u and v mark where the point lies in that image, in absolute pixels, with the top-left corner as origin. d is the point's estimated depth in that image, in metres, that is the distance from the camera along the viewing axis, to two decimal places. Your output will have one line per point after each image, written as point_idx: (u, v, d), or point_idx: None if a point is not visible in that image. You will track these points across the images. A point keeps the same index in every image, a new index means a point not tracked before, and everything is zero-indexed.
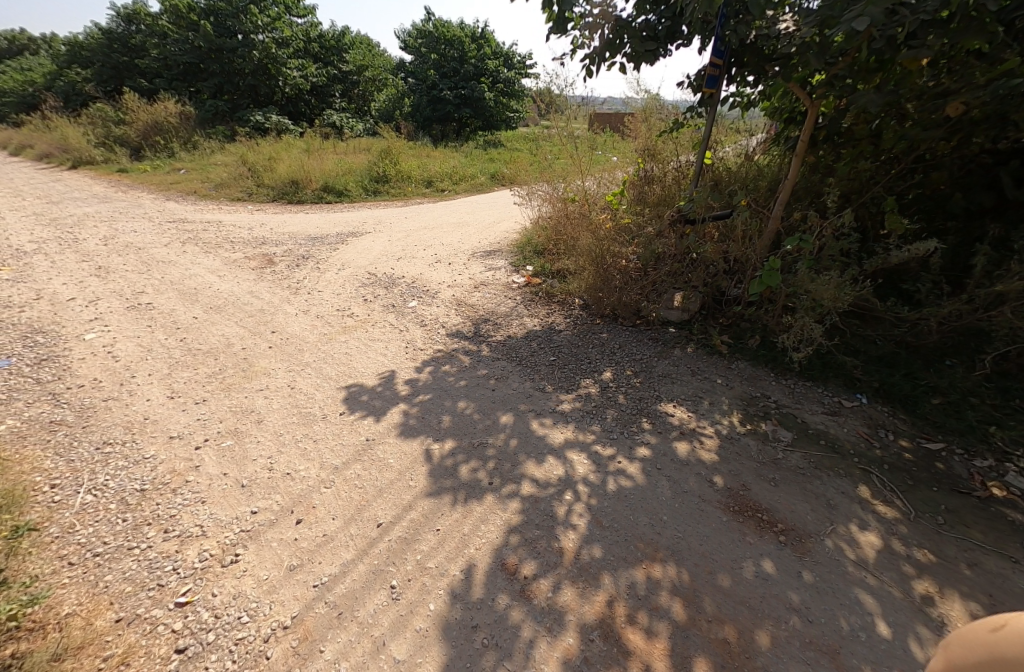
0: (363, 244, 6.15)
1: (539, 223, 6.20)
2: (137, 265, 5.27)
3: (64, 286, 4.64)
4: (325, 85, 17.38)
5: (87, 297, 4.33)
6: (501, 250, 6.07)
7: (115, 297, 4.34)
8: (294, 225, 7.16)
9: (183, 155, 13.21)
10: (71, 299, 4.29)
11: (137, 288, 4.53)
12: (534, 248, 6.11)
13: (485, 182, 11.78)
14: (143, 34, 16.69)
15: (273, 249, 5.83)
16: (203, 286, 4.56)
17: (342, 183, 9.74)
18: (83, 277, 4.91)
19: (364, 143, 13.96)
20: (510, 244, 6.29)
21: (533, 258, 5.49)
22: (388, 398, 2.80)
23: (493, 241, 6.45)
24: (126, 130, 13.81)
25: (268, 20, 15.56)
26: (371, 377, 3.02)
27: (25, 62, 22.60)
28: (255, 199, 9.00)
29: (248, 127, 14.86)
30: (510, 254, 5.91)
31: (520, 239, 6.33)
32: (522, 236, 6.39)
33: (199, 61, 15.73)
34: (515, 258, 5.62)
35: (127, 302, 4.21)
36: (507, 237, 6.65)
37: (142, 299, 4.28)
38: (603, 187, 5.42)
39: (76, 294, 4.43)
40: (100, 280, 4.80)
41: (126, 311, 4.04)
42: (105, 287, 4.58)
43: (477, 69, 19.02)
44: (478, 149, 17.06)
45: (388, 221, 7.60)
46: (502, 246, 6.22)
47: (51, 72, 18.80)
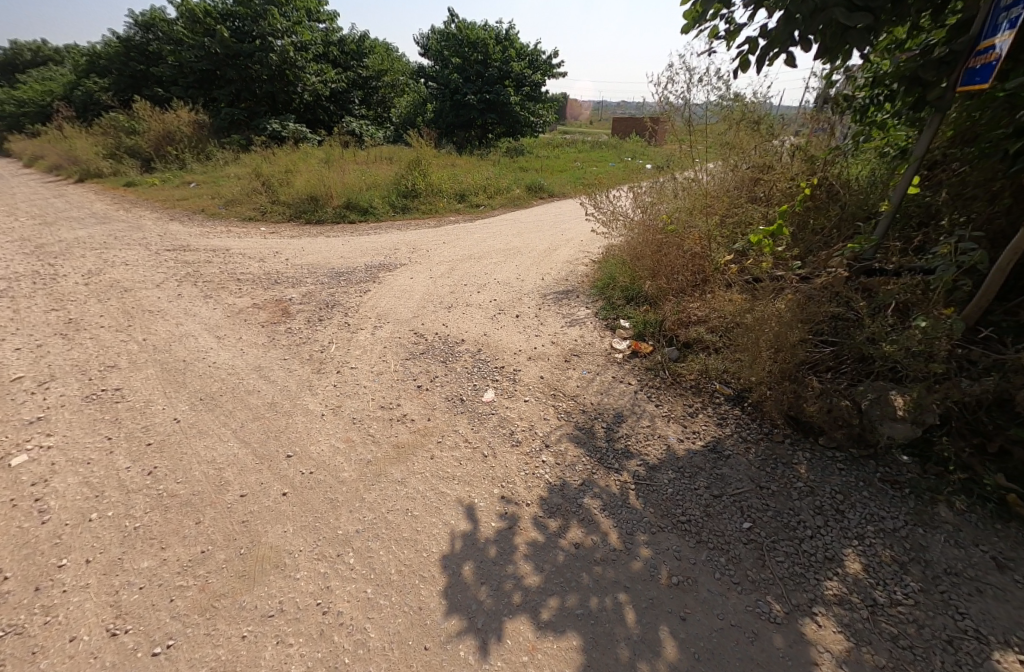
0: (399, 282, 4.91)
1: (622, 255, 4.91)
2: (116, 316, 4.07)
3: (13, 353, 3.44)
4: (344, 90, 16.38)
5: (37, 375, 3.13)
6: (575, 292, 4.77)
7: (75, 373, 3.13)
8: (314, 253, 5.96)
9: (195, 167, 12.24)
10: (15, 378, 3.08)
11: (106, 359, 3.31)
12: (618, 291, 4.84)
13: (522, 195, 10.50)
14: (160, 42, 15.87)
15: (289, 290, 4.62)
16: (196, 356, 3.33)
17: (367, 199, 8.54)
18: (44, 336, 3.71)
19: (387, 152, 12.83)
20: (585, 282, 5.02)
21: (624, 307, 4.20)
22: (517, 636, 1.57)
23: (562, 278, 5.17)
24: (135, 139, 12.87)
25: (287, 23, 14.52)
26: (475, 568, 1.78)
27: (42, 72, 22.16)
28: (270, 220, 7.84)
29: (264, 137, 13.89)
30: (588, 296, 4.65)
31: (596, 276, 5.03)
32: (598, 272, 5.12)
33: (216, 67, 14.82)
34: (602, 307, 4.32)
35: (87, 385, 2.98)
36: (577, 273, 5.36)
37: (111, 379, 3.06)
38: (721, 215, 4.12)
39: (26, 367, 3.23)
40: (61, 343, 3.58)
41: (84, 402, 2.81)
42: (64, 356, 3.37)
43: (502, 72, 17.69)
44: (506, 157, 15.83)
45: (425, 247, 6.39)
46: (575, 286, 4.94)
47: (69, 82, 18.15)
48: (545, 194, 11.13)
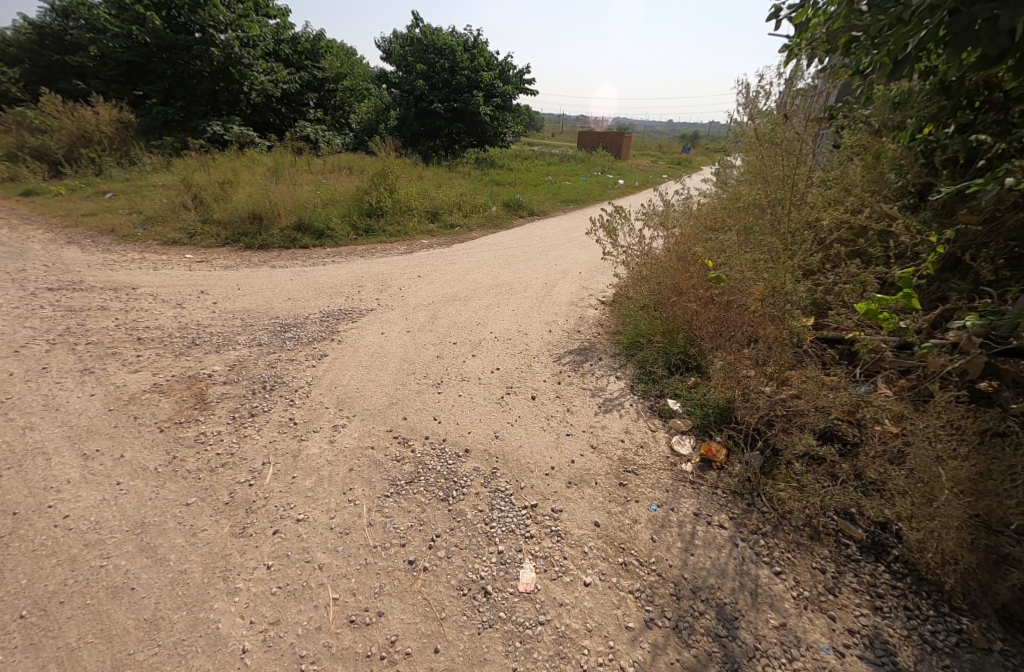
0: (364, 340, 3.74)
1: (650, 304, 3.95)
2: None
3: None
4: (297, 92, 14.90)
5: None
6: (594, 348, 3.71)
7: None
8: (253, 294, 4.67)
9: (115, 173, 10.48)
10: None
11: None
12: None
13: (501, 215, 9.44)
14: (80, 29, 13.79)
15: (203, 358, 3.35)
16: (40, 510, 2.09)
17: (323, 219, 7.24)
18: None
19: (345, 162, 11.46)
20: (603, 333, 4.00)
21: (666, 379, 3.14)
22: None
23: (572, 330, 4.15)
24: (42, 137, 10.91)
25: (233, 16, 12.83)
26: None
27: None
28: (199, 244, 6.40)
29: (202, 140, 12.25)
30: (611, 354, 3.64)
31: (617, 329, 4.04)
32: (618, 324, 4.12)
33: (146, 60, 12.98)
34: (635, 375, 3.25)
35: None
36: (589, 322, 4.35)
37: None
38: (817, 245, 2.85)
39: None
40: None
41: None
42: None
43: (470, 81, 16.62)
44: (476, 170, 14.80)
45: (396, 283, 5.22)
46: (593, 340, 3.90)
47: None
48: (524, 214, 10.13)
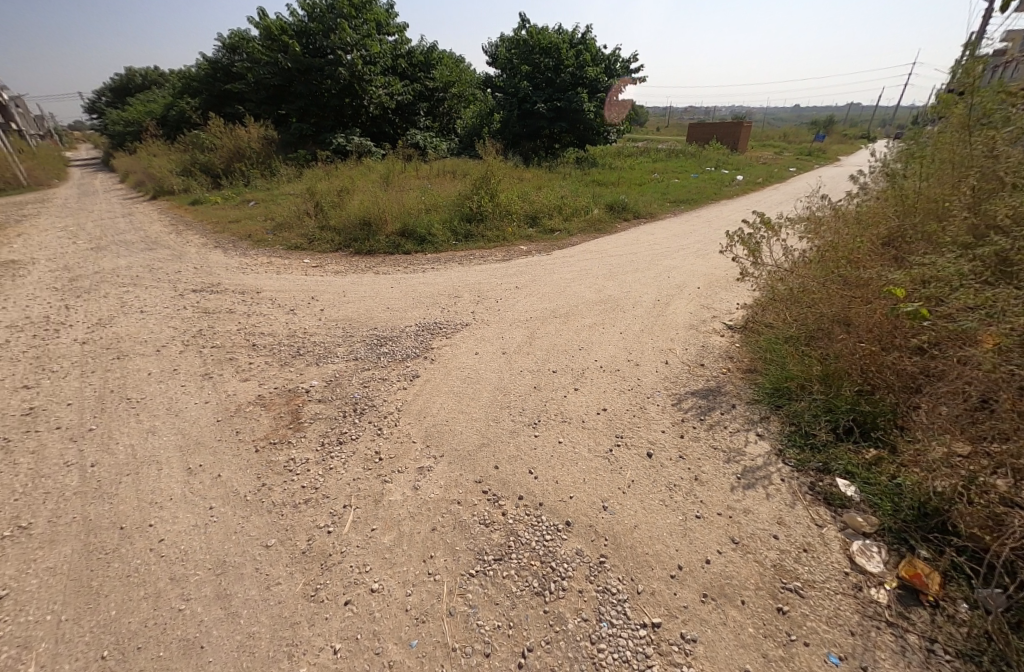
0: (458, 360, 3.50)
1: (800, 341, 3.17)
2: (94, 406, 2.98)
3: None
4: (410, 102, 15.64)
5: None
6: (719, 397, 3.03)
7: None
8: (356, 301, 4.71)
9: (258, 183, 11.81)
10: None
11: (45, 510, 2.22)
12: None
13: (604, 218, 8.82)
14: (239, 60, 15.91)
15: (303, 370, 3.31)
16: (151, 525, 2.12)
17: (425, 225, 7.29)
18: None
19: (450, 166, 11.67)
20: (728, 380, 3.26)
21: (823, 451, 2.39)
22: None
23: (693, 368, 3.52)
24: (208, 155, 12.72)
25: (357, 37, 13.79)
26: None
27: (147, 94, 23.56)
28: (315, 249, 6.79)
29: (328, 151, 13.39)
30: (747, 398, 2.96)
31: (748, 376, 3.30)
32: (752, 368, 3.37)
33: (288, 83, 14.53)
34: (780, 439, 2.53)
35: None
36: (712, 359, 3.66)
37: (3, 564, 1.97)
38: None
39: None
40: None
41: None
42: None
43: (575, 78, 16.02)
44: (578, 170, 14.25)
45: (493, 294, 4.96)
46: (719, 385, 3.20)
47: (162, 101, 18.90)
48: (630, 216, 9.36)
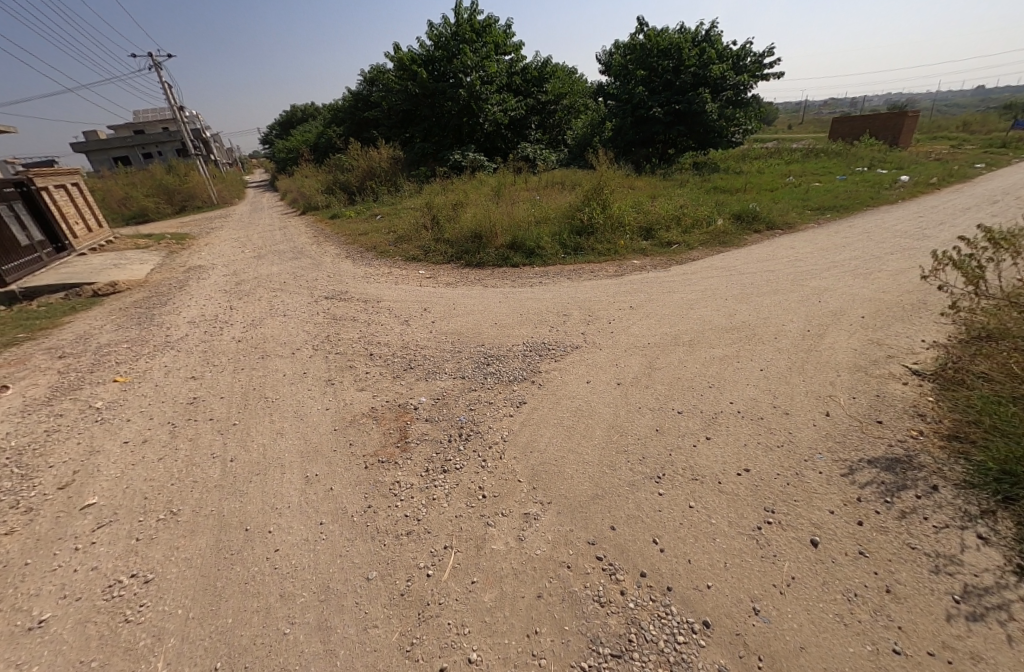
0: (567, 387, 3.21)
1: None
2: (238, 402, 3.15)
3: (118, 453, 2.72)
4: (523, 117, 15.93)
5: (104, 509, 2.31)
6: (916, 479, 2.52)
7: (133, 519, 2.24)
8: (463, 315, 4.68)
9: (385, 199, 12.85)
10: (81, 511, 2.31)
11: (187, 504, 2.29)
12: (1005, 485, 2.40)
13: (730, 229, 7.89)
14: (378, 90, 17.65)
15: (415, 385, 3.23)
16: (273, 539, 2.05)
17: (534, 237, 7.17)
18: (164, 427, 2.93)
19: (559, 178, 11.54)
20: (924, 453, 2.72)
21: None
22: None
23: (868, 430, 2.91)
24: (347, 174, 14.20)
25: (476, 59, 14.42)
26: None
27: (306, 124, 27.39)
28: (430, 261, 7.07)
29: (446, 168, 14.20)
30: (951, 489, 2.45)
31: (955, 451, 2.72)
32: (960, 444, 2.76)
33: (415, 107, 15.70)
34: (1016, 558, 2.05)
35: (127, 554, 2.05)
36: (893, 420, 3.01)
37: (155, 548, 2.08)
38: None
39: (118, 495, 2.39)
40: (161, 443, 2.78)
41: (94, 609, 1.82)
42: (156, 480, 2.47)
43: (698, 78, 14.83)
44: (699, 177, 13.14)
45: (605, 314, 4.60)
46: (912, 458, 2.68)
47: (316, 129, 21.78)
48: (762, 227, 8.26)
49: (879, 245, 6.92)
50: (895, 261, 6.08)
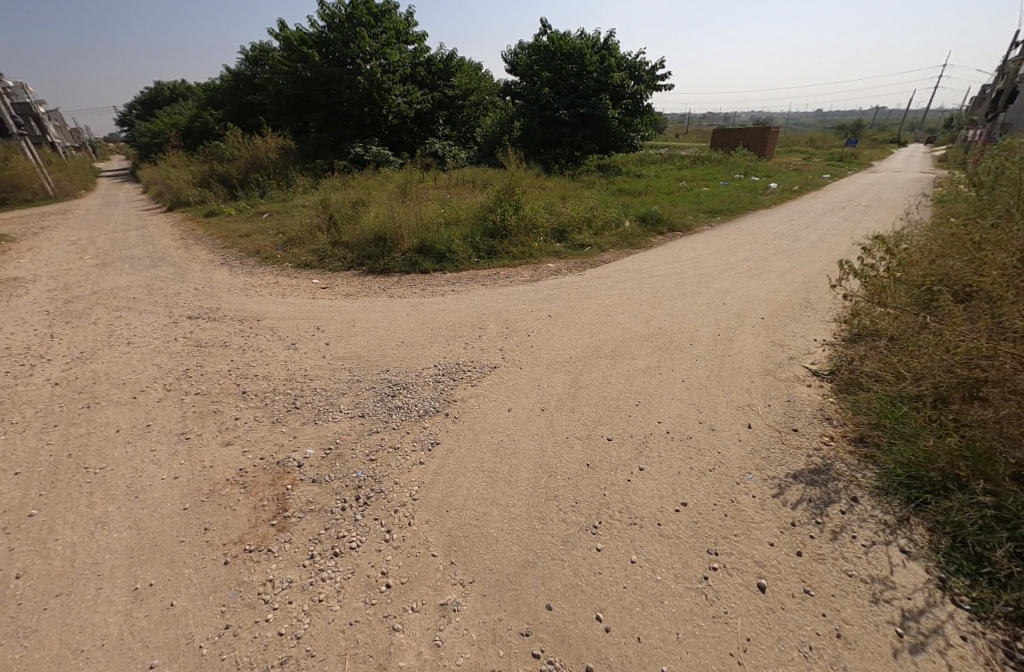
0: (486, 419, 2.82)
1: (942, 425, 2.62)
2: (43, 477, 2.32)
3: None
4: (430, 110, 15.27)
5: None
6: (839, 492, 2.45)
7: None
8: (366, 333, 4.10)
9: (274, 194, 11.44)
10: None
11: None
12: (914, 490, 2.45)
13: (636, 231, 8.06)
14: (263, 71, 15.80)
15: (295, 431, 2.61)
16: None
17: (445, 240, 6.69)
18: None
19: (470, 176, 11.13)
20: (837, 460, 2.68)
21: (999, 599, 1.91)
22: None
23: (788, 440, 2.81)
24: (227, 165, 12.45)
25: (376, 45, 13.45)
26: None
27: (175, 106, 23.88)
28: (327, 267, 6.32)
29: (346, 162, 13.08)
30: (867, 493, 2.47)
31: (864, 455, 2.72)
32: (867, 446, 2.78)
33: (308, 93, 14.26)
34: (938, 571, 2.07)
35: None
36: (806, 426, 2.96)
37: None
38: None
39: None
40: None
41: None
42: None
43: (600, 84, 15.32)
44: (604, 179, 13.54)
45: (524, 325, 4.30)
46: (830, 467, 2.62)
47: (188, 111, 19.08)
48: (665, 229, 8.58)
49: (765, 247, 7.47)
50: (782, 262, 6.55)
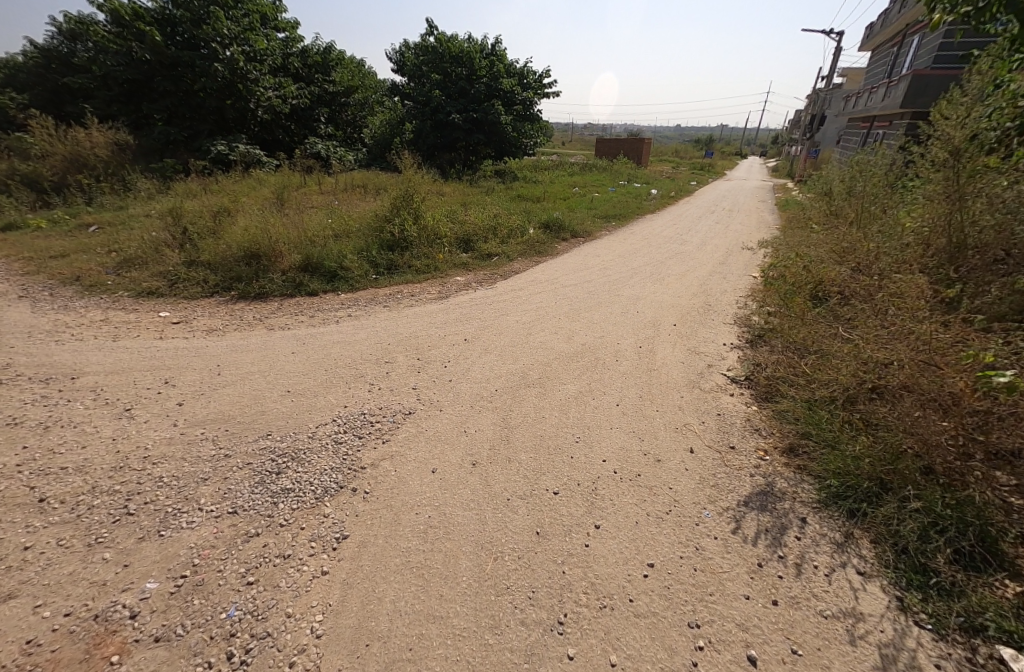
0: (406, 489, 2.30)
1: (856, 427, 2.61)
2: None
3: None
4: (308, 107, 13.87)
5: None
6: (790, 513, 2.23)
7: None
8: (235, 386, 3.29)
9: (105, 201, 9.32)
10: None
11: None
12: (852, 500, 2.27)
13: (541, 238, 7.93)
14: (84, 51, 12.97)
15: (120, 555, 1.98)
16: None
17: (334, 256, 5.84)
18: None
19: (360, 180, 10.19)
20: (777, 477, 2.45)
21: (952, 611, 1.77)
22: None
23: (730, 461, 2.56)
24: (34, 164, 9.88)
25: (236, 28, 11.72)
26: None
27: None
28: (180, 294, 5.19)
29: (206, 161, 11.22)
30: (815, 513, 2.24)
31: (797, 468, 2.51)
32: (799, 458, 2.57)
33: (148, 78, 11.96)
34: (893, 589, 1.88)
35: None
36: (741, 441, 2.74)
37: None
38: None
39: None
40: None
41: None
42: None
43: (490, 89, 15.21)
44: (502, 184, 13.40)
45: (439, 354, 3.79)
46: (773, 485, 2.40)
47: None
48: (567, 236, 8.59)
49: (661, 251, 7.80)
50: (678, 265, 6.84)
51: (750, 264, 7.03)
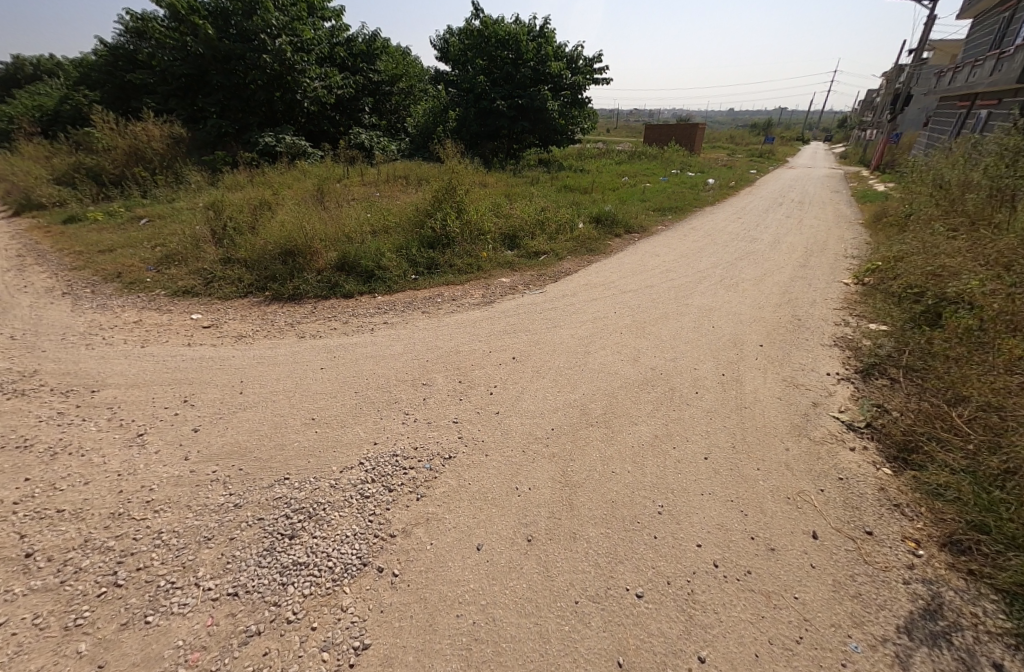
0: (445, 574, 1.82)
1: None
2: None
3: None
4: (353, 96, 13.66)
5: None
6: (975, 654, 1.60)
7: None
8: (257, 409, 2.91)
9: (158, 193, 9.42)
10: None
11: None
12: None
13: (593, 234, 7.27)
14: (142, 45, 13.22)
15: (97, 649, 1.60)
16: None
17: (372, 255, 5.46)
18: None
19: (402, 171, 9.83)
20: (945, 590, 1.84)
21: None
22: None
23: (870, 557, 1.96)
24: (96, 157, 10.14)
25: (285, 18, 11.58)
26: None
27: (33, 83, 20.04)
28: (215, 294, 4.95)
29: (253, 153, 11.20)
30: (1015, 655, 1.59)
31: (971, 577, 1.87)
32: (968, 559, 1.94)
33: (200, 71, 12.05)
34: None
35: None
36: (880, 525, 2.13)
37: None
38: None
39: None
40: None
41: None
42: None
43: (537, 74, 14.46)
44: (547, 174, 12.73)
45: (483, 375, 3.29)
46: (941, 602, 1.79)
47: (49, 88, 15.67)
48: (620, 231, 7.87)
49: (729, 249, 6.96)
50: (751, 267, 6.02)
51: (836, 267, 6.10)
